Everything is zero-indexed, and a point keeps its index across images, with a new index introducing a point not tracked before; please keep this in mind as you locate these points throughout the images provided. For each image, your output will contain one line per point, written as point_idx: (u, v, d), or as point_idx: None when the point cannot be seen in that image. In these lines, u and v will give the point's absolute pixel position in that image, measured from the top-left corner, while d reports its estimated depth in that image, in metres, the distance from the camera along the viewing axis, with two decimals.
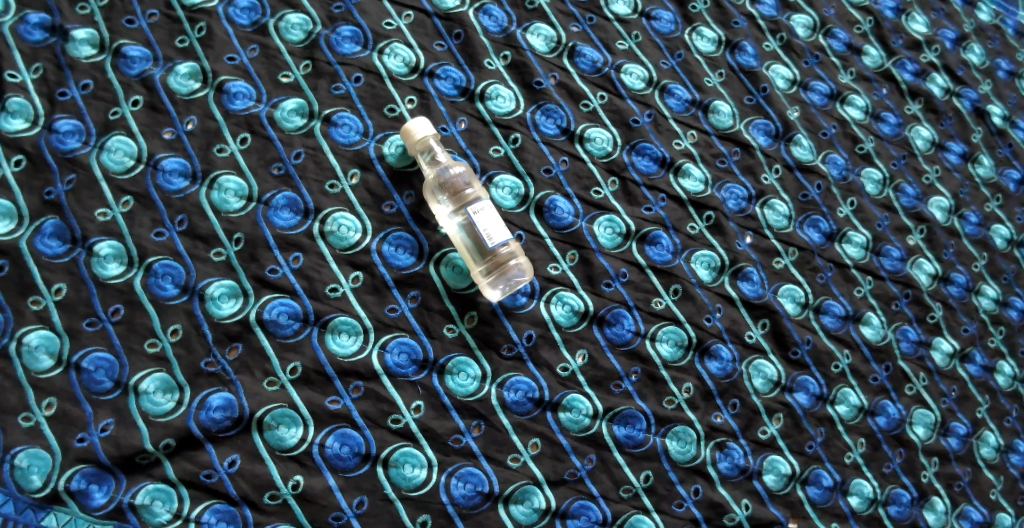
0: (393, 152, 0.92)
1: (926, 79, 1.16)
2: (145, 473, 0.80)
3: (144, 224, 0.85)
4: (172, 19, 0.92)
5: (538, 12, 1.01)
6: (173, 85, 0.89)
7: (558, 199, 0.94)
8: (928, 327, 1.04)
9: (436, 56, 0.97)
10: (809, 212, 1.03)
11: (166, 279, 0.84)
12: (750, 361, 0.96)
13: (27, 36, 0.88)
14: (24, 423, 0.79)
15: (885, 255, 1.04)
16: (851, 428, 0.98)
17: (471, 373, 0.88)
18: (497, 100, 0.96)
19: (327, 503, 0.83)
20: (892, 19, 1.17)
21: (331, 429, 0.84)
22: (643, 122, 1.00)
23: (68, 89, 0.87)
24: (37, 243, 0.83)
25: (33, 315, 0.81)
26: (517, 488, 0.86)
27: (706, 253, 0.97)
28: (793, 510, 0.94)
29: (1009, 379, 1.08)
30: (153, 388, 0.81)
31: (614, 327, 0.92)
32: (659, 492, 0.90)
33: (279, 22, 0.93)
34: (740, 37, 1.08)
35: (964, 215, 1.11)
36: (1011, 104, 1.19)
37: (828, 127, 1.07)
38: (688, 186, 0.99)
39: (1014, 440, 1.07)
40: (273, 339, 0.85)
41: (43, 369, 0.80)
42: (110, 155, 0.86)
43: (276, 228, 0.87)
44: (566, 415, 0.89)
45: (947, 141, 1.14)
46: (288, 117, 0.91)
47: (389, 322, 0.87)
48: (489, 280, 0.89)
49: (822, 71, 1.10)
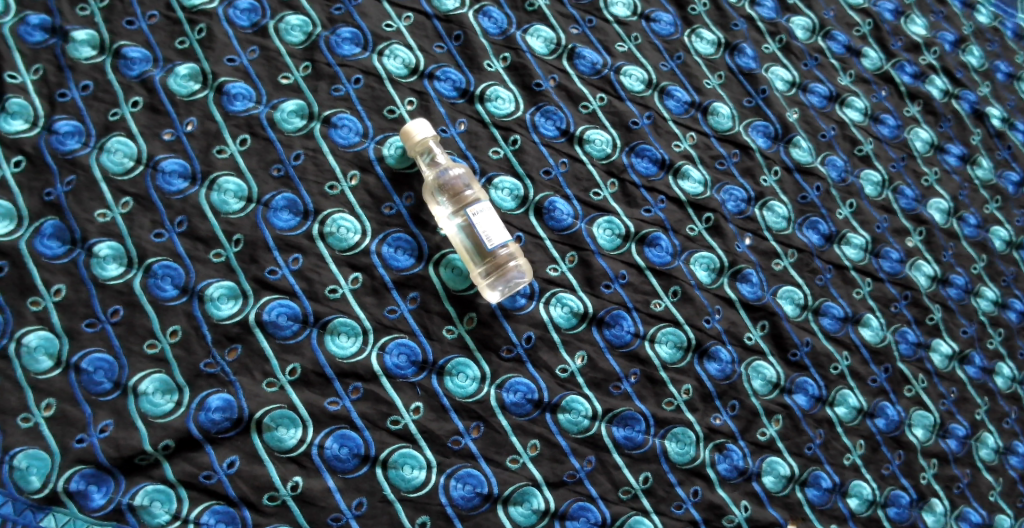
0: (392, 154, 0.92)
1: (925, 81, 1.16)
2: (144, 474, 0.80)
3: (144, 225, 0.85)
4: (172, 20, 0.92)
5: (538, 14, 1.01)
6: (173, 86, 0.89)
7: (557, 201, 0.94)
8: (928, 329, 1.04)
9: (436, 58, 0.97)
10: (809, 214, 1.03)
11: (166, 280, 0.84)
12: (750, 363, 0.96)
13: (28, 37, 0.88)
14: (24, 424, 0.79)
15: (885, 257, 1.05)
16: (850, 430, 0.98)
17: (470, 374, 0.88)
18: (497, 102, 0.96)
19: (326, 504, 0.83)
20: (891, 21, 1.17)
21: (331, 430, 0.84)
22: (642, 123, 1.00)
23: (68, 90, 0.88)
24: (37, 244, 0.83)
25: (33, 316, 0.81)
26: (516, 489, 0.87)
27: (705, 254, 0.97)
28: (792, 512, 0.94)
29: (1009, 381, 1.08)
30: (152, 389, 0.81)
31: (614, 329, 0.92)
32: (658, 493, 0.90)
33: (279, 24, 0.93)
34: (739, 39, 1.08)
35: (963, 217, 1.11)
36: (1010, 106, 1.20)
37: (828, 129, 1.08)
38: (688, 188, 0.99)
39: (1013, 442, 1.07)
40: (273, 340, 0.85)
41: (43, 370, 0.80)
42: (110, 155, 0.86)
43: (276, 229, 0.87)
44: (566, 416, 0.89)
45: (946, 143, 1.14)
46: (288, 119, 0.91)
47: (388, 323, 0.87)
48: (489, 281, 0.88)
49: (821, 74, 1.10)
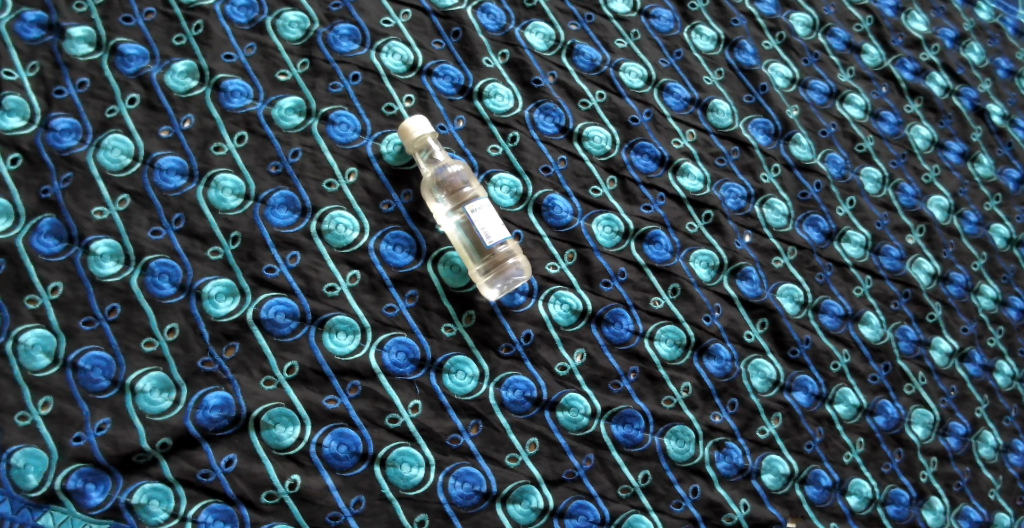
0: (391, 151, 0.91)
1: (926, 78, 1.15)
2: (141, 472, 0.80)
3: (142, 223, 0.85)
4: (169, 17, 0.91)
5: (537, 10, 1.01)
6: (170, 83, 0.89)
7: (556, 198, 0.94)
8: (928, 326, 1.04)
9: (435, 54, 0.96)
10: (809, 211, 1.02)
11: (163, 278, 0.84)
12: (749, 360, 0.95)
13: (24, 34, 0.88)
14: (21, 422, 0.79)
15: (884, 254, 1.04)
16: (850, 428, 0.98)
17: (469, 372, 0.88)
18: (496, 99, 0.96)
19: (324, 503, 0.82)
20: (892, 17, 1.17)
21: (329, 428, 0.84)
22: (642, 120, 1.00)
23: (65, 87, 0.87)
24: (34, 242, 0.82)
25: (30, 313, 0.81)
26: (515, 487, 0.86)
27: (705, 251, 0.97)
28: (792, 510, 0.94)
29: (1009, 378, 1.08)
30: (150, 386, 0.81)
31: (613, 326, 0.92)
32: (658, 491, 0.90)
33: (277, 20, 0.93)
34: (740, 35, 1.08)
35: (964, 215, 1.10)
36: (1010, 103, 1.19)
37: (828, 126, 1.07)
38: (687, 185, 0.99)
39: (1013, 440, 1.07)
40: (271, 338, 0.84)
41: (40, 368, 0.80)
42: (107, 153, 0.86)
43: (274, 226, 0.87)
44: (565, 414, 0.89)
45: (947, 140, 1.13)
46: (286, 116, 0.90)
47: (387, 321, 0.87)
48: (488, 279, 0.88)
49: (821, 70, 1.10)
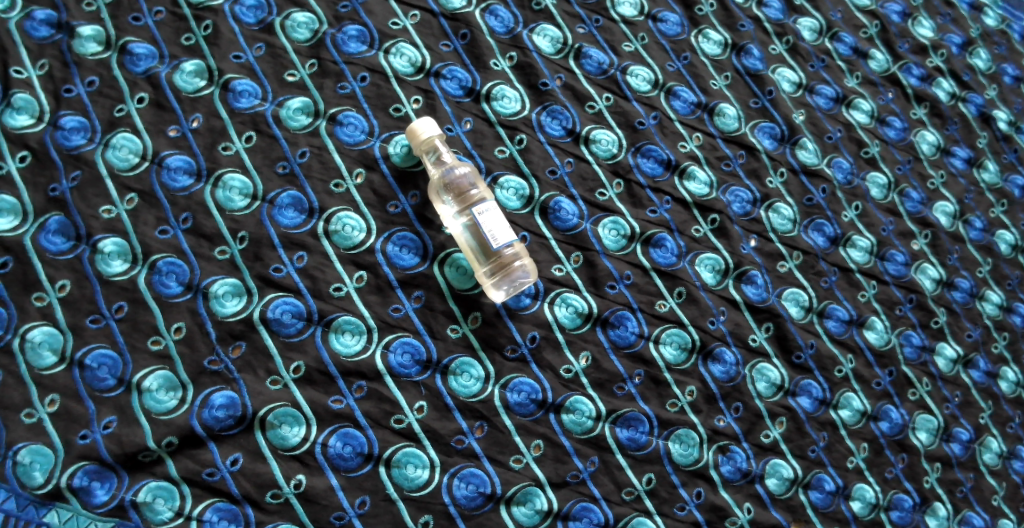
0: (398, 152, 0.91)
1: (933, 83, 1.15)
2: (147, 471, 0.80)
3: (149, 221, 0.85)
4: (178, 17, 0.91)
5: (545, 13, 1.01)
6: (179, 82, 0.89)
7: (562, 201, 0.94)
8: (932, 332, 1.04)
9: (442, 56, 0.97)
10: (814, 216, 1.02)
11: (170, 278, 0.84)
12: (754, 364, 0.95)
13: (34, 32, 0.88)
14: (27, 419, 0.79)
15: (890, 260, 1.04)
16: (853, 433, 0.98)
17: (474, 373, 0.88)
18: (503, 101, 0.96)
19: (329, 503, 0.82)
20: (898, 23, 1.17)
21: (334, 429, 0.84)
22: (648, 124, 1.00)
23: (73, 86, 0.87)
24: (41, 239, 0.83)
25: (37, 311, 0.81)
26: (519, 489, 0.86)
27: (710, 255, 0.97)
28: (794, 514, 0.94)
29: (1013, 385, 1.08)
30: (156, 385, 0.81)
31: (618, 329, 0.92)
32: (661, 495, 0.90)
33: (286, 21, 0.93)
34: (746, 39, 1.08)
35: (969, 221, 1.10)
36: (1016, 109, 1.19)
37: (834, 131, 1.07)
38: (693, 189, 0.99)
39: (1016, 447, 1.07)
40: (277, 337, 0.85)
41: (47, 366, 0.80)
42: (115, 151, 0.86)
43: (281, 227, 0.87)
44: (569, 416, 0.89)
45: (952, 146, 1.13)
46: (293, 116, 0.90)
47: (393, 322, 0.87)
48: (494, 281, 0.89)
49: (828, 75, 1.10)
